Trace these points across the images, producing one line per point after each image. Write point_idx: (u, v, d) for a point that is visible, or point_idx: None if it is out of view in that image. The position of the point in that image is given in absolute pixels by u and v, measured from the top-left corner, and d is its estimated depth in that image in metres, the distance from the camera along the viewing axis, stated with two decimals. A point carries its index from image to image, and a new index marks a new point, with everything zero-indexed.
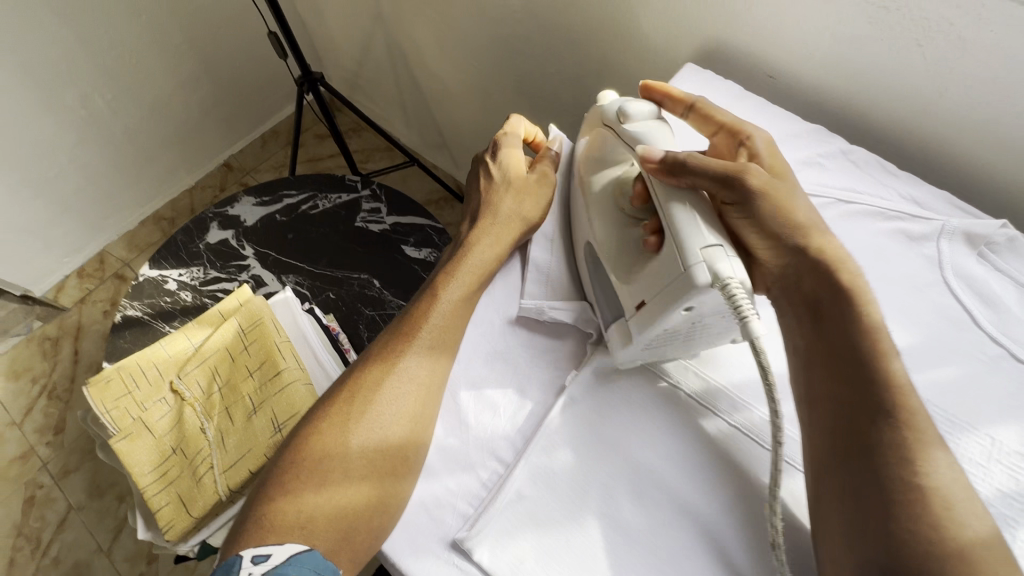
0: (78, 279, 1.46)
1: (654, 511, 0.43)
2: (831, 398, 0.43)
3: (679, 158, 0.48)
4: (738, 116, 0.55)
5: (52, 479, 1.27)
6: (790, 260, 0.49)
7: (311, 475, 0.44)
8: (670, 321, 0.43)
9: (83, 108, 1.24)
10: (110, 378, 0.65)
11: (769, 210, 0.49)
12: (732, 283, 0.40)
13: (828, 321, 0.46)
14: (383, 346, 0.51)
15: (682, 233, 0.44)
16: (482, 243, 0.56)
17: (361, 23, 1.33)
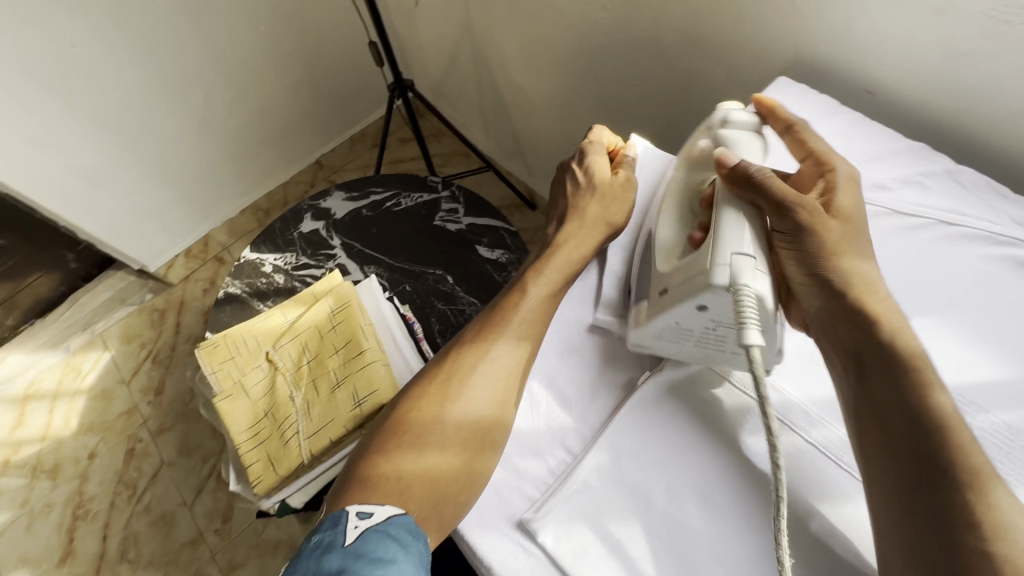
0: (185, 259, 1.63)
1: (719, 518, 0.43)
2: (886, 454, 0.41)
3: (753, 174, 0.49)
4: (829, 146, 0.54)
5: (150, 435, 1.42)
6: (826, 301, 0.48)
7: (410, 446, 0.47)
8: (681, 315, 0.46)
9: (205, 106, 1.39)
10: (217, 344, 0.74)
11: (814, 247, 0.48)
12: (745, 293, 0.42)
13: (877, 376, 0.44)
14: (474, 332, 0.53)
15: (721, 237, 0.46)
16: (565, 247, 0.58)
17: (451, 34, 1.40)
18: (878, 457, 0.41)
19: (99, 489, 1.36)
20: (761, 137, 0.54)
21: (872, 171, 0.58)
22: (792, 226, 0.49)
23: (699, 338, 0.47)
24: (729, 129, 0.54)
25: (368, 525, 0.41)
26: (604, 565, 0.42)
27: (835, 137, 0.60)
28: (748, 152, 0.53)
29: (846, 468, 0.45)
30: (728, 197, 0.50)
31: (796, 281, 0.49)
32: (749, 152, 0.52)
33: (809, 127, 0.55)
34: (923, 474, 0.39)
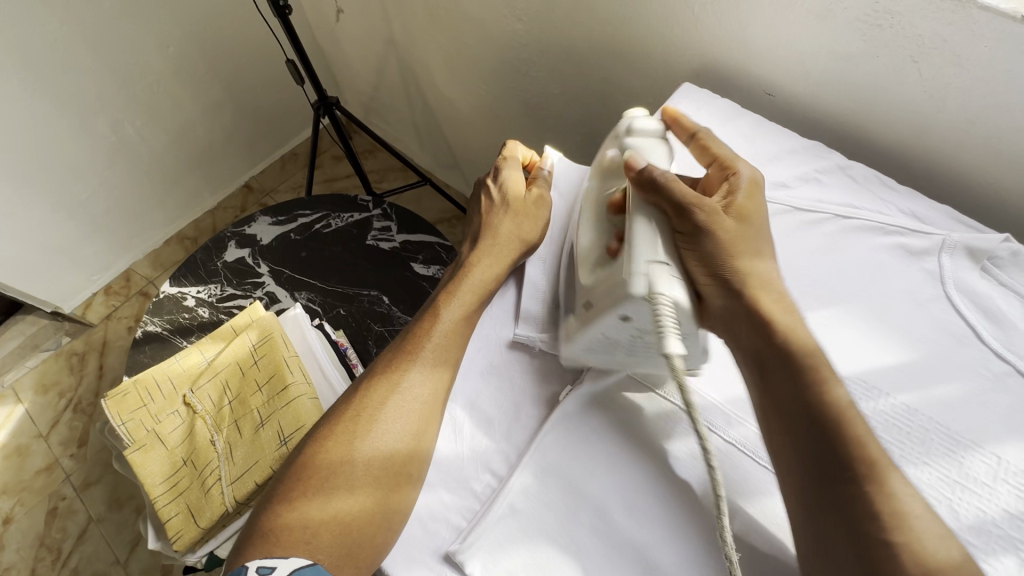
0: (105, 297, 1.52)
1: (647, 527, 0.43)
2: (789, 450, 0.42)
3: (655, 176, 0.49)
4: (732, 150, 0.55)
5: (74, 491, 1.31)
6: (727, 301, 0.48)
7: (318, 491, 0.45)
8: (605, 326, 0.46)
9: (113, 133, 1.31)
10: (127, 392, 0.69)
11: (715, 249, 0.49)
12: (662, 302, 0.43)
13: (776, 374, 0.45)
14: (386, 362, 0.52)
15: (635, 245, 0.47)
16: (480, 265, 0.57)
17: (375, 49, 1.38)
18: (781, 453, 0.43)
19: (18, 556, 1.24)
20: (666, 141, 0.55)
21: (773, 171, 0.60)
22: (692, 227, 0.49)
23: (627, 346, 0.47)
24: (635, 135, 0.55)
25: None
26: None
27: (738, 139, 0.62)
28: (653, 154, 0.53)
29: (764, 465, 0.46)
30: (639, 204, 0.50)
31: (698, 279, 0.49)
32: (656, 157, 0.53)
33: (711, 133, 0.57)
34: (818, 467, 0.41)
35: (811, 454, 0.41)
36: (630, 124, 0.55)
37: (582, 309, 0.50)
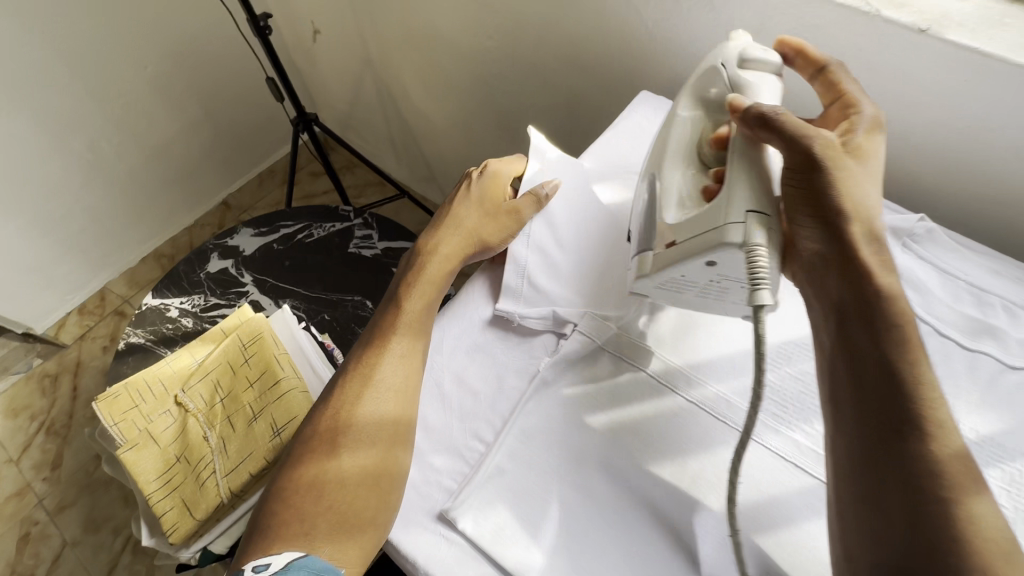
0: (79, 317, 1.50)
1: (622, 480, 0.48)
2: (853, 408, 0.39)
3: (766, 112, 0.48)
4: (862, 90, 0.54)
5: (47, 515, 1.28)
6: (824, 246, 0.45)
7: (309, 484, 0.48)
8: (688, 269, 0.47)
9: (89, 152, 1.32)
10: (119, 393, 0.70)
11: (826, 183, 0.46)
12: (758, 250, 0.43)
13: (856, 326, 0.41)
14: (357, 358, 0.54)
15: (735, 191, 0.46)
16: (437, 259, 0.60)
17: (351, 68, 1.44)
18: (842, 408, 0.40)
19: None
20: (779, 79, 0.56)
21: None
22: (806, 162, 0.46)
23: (703, 287, 0.48)
24: (747, 70, 0.54)
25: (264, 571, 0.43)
26: (521, 541, 0.45)
27: None
28: (764, 94, 0.53)
29: (724, 421, 0.50)
30: (745, 144, 0.50)
31: (802, 222, 0.46)
32: (766, 95, 0.53)
33: (844, 69, 0.56)
34: (888, 425, 0.37)
35: (875, 406, 0.38)
36: (742, 54, 0.55)
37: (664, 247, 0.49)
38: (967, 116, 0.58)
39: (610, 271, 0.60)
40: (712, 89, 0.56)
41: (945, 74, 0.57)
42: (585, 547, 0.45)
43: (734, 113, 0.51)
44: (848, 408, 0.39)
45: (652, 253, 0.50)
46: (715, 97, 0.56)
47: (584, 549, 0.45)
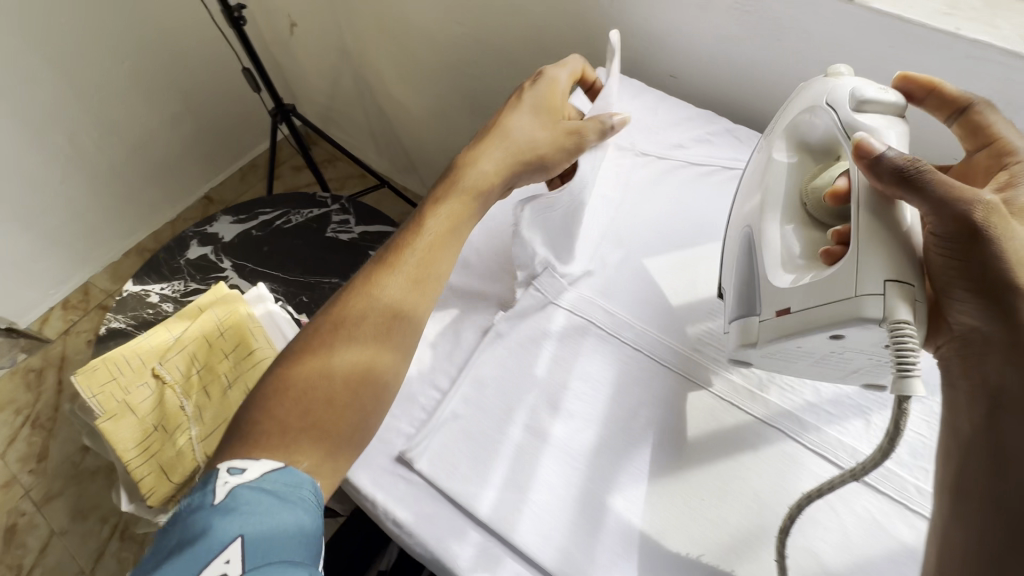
0: (62, 311, 1.52)
1: (569, 420, 0.51)
2: (984, 499, 0.37)
3: (910, 168, 0.40)
4: (1017, 132, 0.47)
5: (34, 506, 1.29)
6: (988, 325, 0.40)
7: (286, 389, 0.46)
8: (808, 341, 0.43)
9: (70, 146, 1.33)
10: (96, 367, 0.72)
11: (990, 256, 0.39)
12: (907, 327, 0.38)
13: (1011, 415, 0.38)
14: (366, 276, 0.53)
15: (866, 258, 0.40)
16: (475, 170, 0.59)
17: (329, 60, 1.46)
18: (965, 497, 0.38)
19: None
20: (905, 123, 0.48)
21: (673, 134, 0.70)
22: (963, 228, 0.39)
23: (820, 354, 0.46)
24: (865, 113, 0.47)
25: (237, 479, 0.39)
26: (474, 478, 0.48)
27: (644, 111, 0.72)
28: (892, 140, 0.45)
29: (661, 365, 0.54)
30: (874, 198, 0.43)
31: (955, 294, 0.41)
32: (895, 141, 0.45)
33: (990, 108, 0.49)
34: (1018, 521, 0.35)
35: (1009, 501, 0.36)
36: (857, 91, 0.47)
37: (773, 315, 0.46)
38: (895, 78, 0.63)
39: None
40: (814, 133, 0.52)
41: (871, 39, 0.61)
42: (535, 481, 0.48)
43: (858, 155, 0.42)
44: (976, 495, 0.37)
45: (760, 320, 0.48)
46: (819, 141, 0.52)
47: (535, 483, 0.48)
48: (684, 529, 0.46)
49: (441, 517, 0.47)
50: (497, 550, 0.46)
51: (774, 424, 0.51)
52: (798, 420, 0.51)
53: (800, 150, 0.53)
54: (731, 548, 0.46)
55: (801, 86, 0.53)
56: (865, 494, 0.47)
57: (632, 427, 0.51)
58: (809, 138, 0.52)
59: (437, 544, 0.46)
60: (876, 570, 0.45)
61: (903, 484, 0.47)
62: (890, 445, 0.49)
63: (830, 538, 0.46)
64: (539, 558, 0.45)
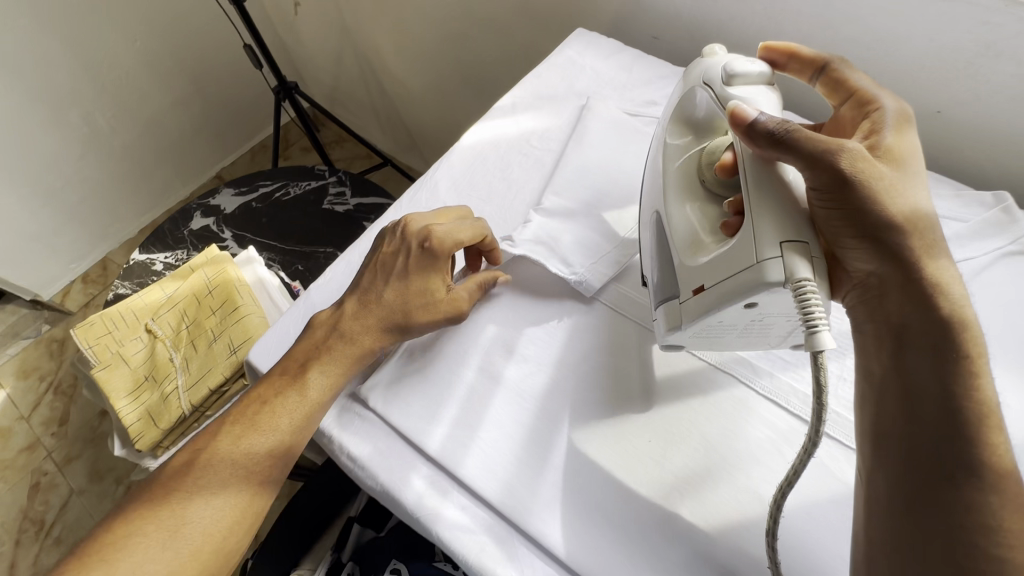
0: (83, 285, 1.59)
1: (522, 363, 0.52)
2: (901, 439, 0.37)
3: (778, 132, 0.39)
4: (875, 82, 0.47)
5: (56, 466, 1.36)
6: (879, 267, 0.40)
7: (113, 557, 0.44)
8: (726, 314, 0.40)
9: (85, 124, 1.39)
10: (94, 321, 0.76)
11: (865, 200, 0.39)
12: (808, 285, 0.36)
13: (915, 353, 0.38)
14: (278, 370, 0.51)
15: (761, 223, 0.38)
16: (348, 321, 0.52)
17: (331, 39, 1.48)
18: (884, 443, 0.38)
19: (3, 529, 1.29)
20: (775, 91, 0.46)
21: (647, 92, 0.70)
22: (835, 178, 0.39)
23: (745, 327, 0.42)
24: (737, 87, 0.45)
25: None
26: (426, 414, 0.50)
27: (621, 70, 0.72)
28: (764, 106, 0.44)
29: (626, 316, 0.54)
30: (757, 166, 0.41)
31: (845, 244, 0.40)
32: (767, 107, 0.44)
33: (846, 63, 0.48)
34: (932, 470, 0.36)
35: (923, 446, 0.36)
36: (725, 67, 0.46)
37: (691, 294, 0.42)
38: (874, 26, 0.61)
39: (532, 188, 0.63)
40: (697, 110, 0.50)
41: None
42: (484, 421, 0.49)
43: (735, 124, 0.41)
44: (896, 440, 0.37)
45: (679, 302, 0.44)
46: (703, 119, 0.50)
47: (481, 420, 0.49)
48: (630, 470, 0.47)
49: (394, 453, 0.49)
50: (446, 484, 0.47)
51: (726, 369, 0.51)
52: (752, 366, 0.50)
53: (686, 129, 0.51)
54: (676, 486, 0.46)
55: (683, 71, 0.52)
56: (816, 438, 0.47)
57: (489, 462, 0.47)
58: (694, 116, 0.50)
59: (389, 478, 0.48)
60: (820, 510, 0.45)
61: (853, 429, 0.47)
62: (844, 392, 0.49)
63: (778, 480, 0.45)
64: (484, 491, 0.46)
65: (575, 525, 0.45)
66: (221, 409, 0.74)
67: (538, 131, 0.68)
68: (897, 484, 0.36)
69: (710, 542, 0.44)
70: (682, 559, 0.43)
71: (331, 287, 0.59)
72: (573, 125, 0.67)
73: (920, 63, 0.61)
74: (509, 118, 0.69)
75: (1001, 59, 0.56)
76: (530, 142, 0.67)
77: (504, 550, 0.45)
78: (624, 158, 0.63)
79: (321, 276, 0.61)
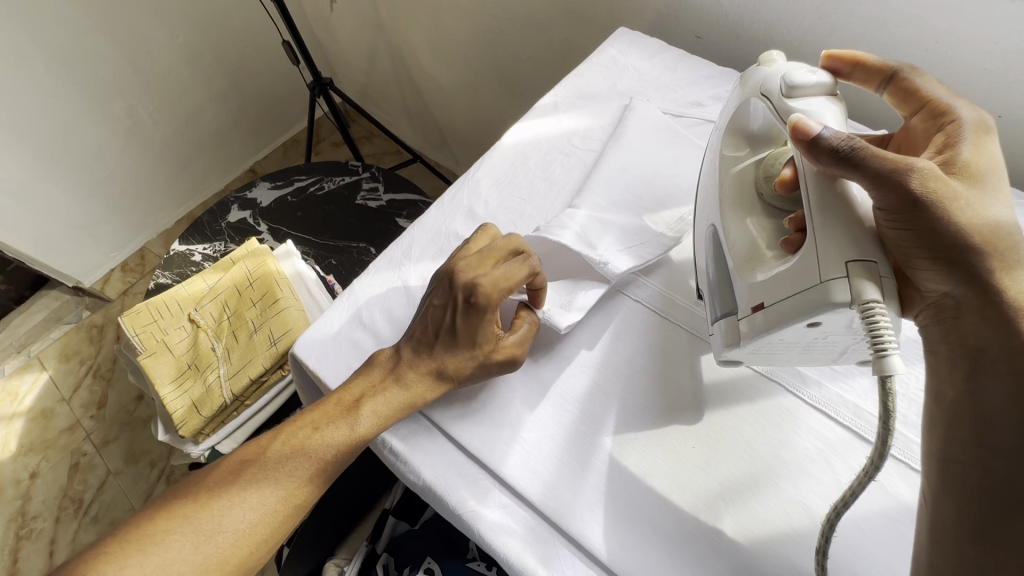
0: (122, 273, 1.63)
1: (563, 365, 0.52)
2: (971, 463, 0.37)
3: (845, 151, 0.38)
4: (949, 91, 0.45)
5: (94, 447, 1.41)
6: (956, 288, 0.39)
7: (144, 548, 0.45)
8: (788, 332, 0.40)
9: (127, 117, 1.43)
10: (140, 310, 0.78)
11: (938, 220, 0.38)
12: (876, 307, 0.36)
13: (992, 378, 0.38)
14: (335, 399, 0.50)
15: (825, 243, 0.38)
16: (409, 365, 0.50)
17: (366, 36, 1.49)
18: (953, 467, 0.38)
19: (43, 506, 1.34)
20: (837, 101, 0.45)
21: (691, 92, 0.69)
22: (906, 198, 0.38)
23: (808, 343, 0.42)
24: (796, 100, 0.45)
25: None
26: (466, 409, 0.50)
27: (664, 70, 0.71)
28: (829, 120, 0.43)
29: (673, 321, 0.53)
30: (820, 184, 0.40)
31: (917, 264, 0.39)
32: (831, 123, 0.43)
33: (916, 71, 0.47)
34: (1009, 498, 0.36)
35: (998, 473, 0.36)
36: (786, 78, 0.45)
37: (750, 311, 0.43)
38: (934, 28, 0.59)
39: (573, 188, 0.63)
40: (753, 122, 0.51)
41: None
42: (526, 421, 0.49)
43: (797, 138, 0.40)
44: (967, 466, 0.37)
45: (738, 318, 0.44)
46: (759, 131, 0.51)
47: (524, 420, 0.49)
48: (673, 477, 0.46)
49: (436, 449, 0.50)
50: (487, 483, 0.48)
51: (771, 375, 0.50)
52: (799, 375, 0.50)
53: (744, 143, 0.52)
54: (721, 494, 0.45)
55: (739, 79, 0.52)
56: (864, 450, 0.46)
57: (531, 469, 0.47)
58: (750, 129, 0.51)
59: (432, 474, 0.48)
60: (868, 523, 0.44)
61: (904, 444, 0.46)
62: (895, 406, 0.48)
63: (824, 491, 0.45)
64: (526, 491, 0.46)
65: (619, 529, 0.44)
66: (260, 399, 0.76)
67: (579, 132, 0.67)
68: (971, 511, 0.37)
69: (752, 551, 0.43)
70: (726, 568, 0.43)
71: (372, 284, 0.60)
72: (616, 125, 0.67)
73: (983, 67, 0.59)
74: (551, 117, 0.69)
75: None
76: (572, 142, 0.67)
77: (546, 552, 0.45)
78: (667, 159, 0.63)
79: (363, 272, 0.62)
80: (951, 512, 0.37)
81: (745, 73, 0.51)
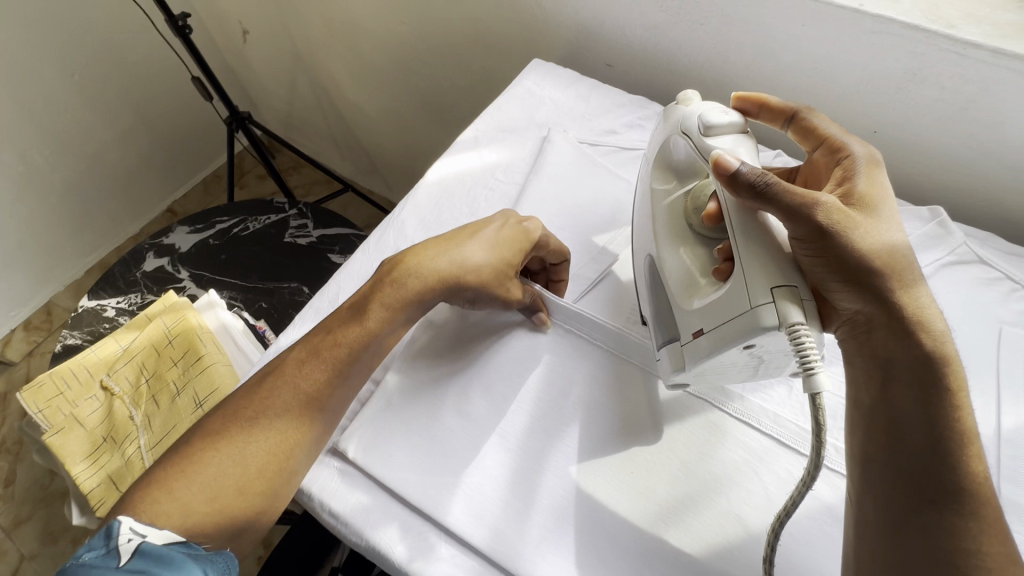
0: (24, 333, 1.48)
1: (503, 405, 0.52)
2: (885, 462, 0.41)
3: (758, 184, 0.42)
4: (843, 129, 0.49)
5: (3, 531, 1.26)
6: (864, 305, 0.43)
7: (200, 463, 0.45)
8: (728, 355, 0.42)
9: (21, 164, 1.30)
10: (43, 382, 0.71)
11: (846, 249, 0.42)
12: (801, 328, 0.38)
13: (901, 385, 0.41)
14: (348, 307, 0.52)
15: (752, 273, 0.41)
16: (416, 265, 0.52)
17: (284, 67, 1.45)
18: (873, 469, 0.41)
19: None
20: (748, 137, 0.48)
21: (606, 121, 0.72)
22: (816, 230, 0.41)
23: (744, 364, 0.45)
24: (713, 138, 0.48)
25: (143, 538, 0.41)
26: (410, 463, 0.49)
27: (577, 99, 0.74)
28: (742, 153, 0.46)
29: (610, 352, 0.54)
30: (744, 217, 0.44)
31: (831, 287, 0.43)
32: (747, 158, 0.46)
33: (814, 111, 0.51)
34: (920, 493, 0.39)
35: (908, 470, 0.40)
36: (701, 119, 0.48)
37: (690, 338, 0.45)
38: (812, 56, 0.65)
39: None
40: (677, 157, 0.54)
41: (785, 19, 0.63)
42: (469, 465, 0.49)
43: (718, 172, 0.43)
44: (883, 467, 0.41)
45: (681, 345, 0.46)
46: (685, 166, 0.54)
47: (469, 465, 0.49)
48: (619, 509, 0.47)
49: (379, 507, 0.48)
50: (431, 536, 0.47)
51: (700, 394, 0.52)
52: (723, 390, 0.52)
53: (671, 175, 0.55)
54: (661, 515, 0.47)
55: (661, 119, 0.55)
56: (787, 456, 0.49)
57: (479, 507, 0.47)
58: (675, 163, 0.55)
59: (373, 535, 0.47)
60: (800, 528, 0.46)
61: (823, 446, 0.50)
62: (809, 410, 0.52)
63: (756, 501, 0.47)
64: (472, 539, 0.46)
65: (566, 566, 0.45)
66: None
67: (500, 166, 0.68)
68: (889, 511, 0.40)
69: (697, 566, 0.45)
70: None
71: (304, 339, 0.57)
72: (536, 157, 0.68)
73: (856, 89, 0.65)
74: (471, 152, 0.69)
75: (925, 84, 0.60)
76: (495, 175, 0.67)
77: None
78: (587, 189, 0.65)
79: (288, 328, 0.59)
80: (874, 516, 0.40)
81: (666, 112, 0.55)
